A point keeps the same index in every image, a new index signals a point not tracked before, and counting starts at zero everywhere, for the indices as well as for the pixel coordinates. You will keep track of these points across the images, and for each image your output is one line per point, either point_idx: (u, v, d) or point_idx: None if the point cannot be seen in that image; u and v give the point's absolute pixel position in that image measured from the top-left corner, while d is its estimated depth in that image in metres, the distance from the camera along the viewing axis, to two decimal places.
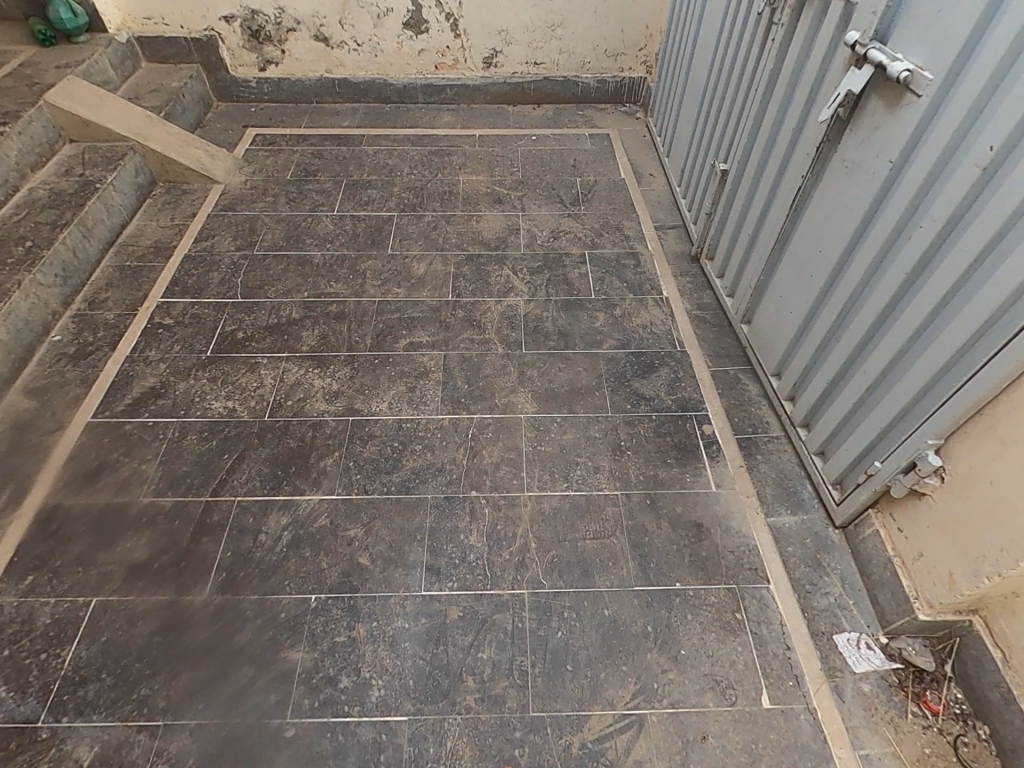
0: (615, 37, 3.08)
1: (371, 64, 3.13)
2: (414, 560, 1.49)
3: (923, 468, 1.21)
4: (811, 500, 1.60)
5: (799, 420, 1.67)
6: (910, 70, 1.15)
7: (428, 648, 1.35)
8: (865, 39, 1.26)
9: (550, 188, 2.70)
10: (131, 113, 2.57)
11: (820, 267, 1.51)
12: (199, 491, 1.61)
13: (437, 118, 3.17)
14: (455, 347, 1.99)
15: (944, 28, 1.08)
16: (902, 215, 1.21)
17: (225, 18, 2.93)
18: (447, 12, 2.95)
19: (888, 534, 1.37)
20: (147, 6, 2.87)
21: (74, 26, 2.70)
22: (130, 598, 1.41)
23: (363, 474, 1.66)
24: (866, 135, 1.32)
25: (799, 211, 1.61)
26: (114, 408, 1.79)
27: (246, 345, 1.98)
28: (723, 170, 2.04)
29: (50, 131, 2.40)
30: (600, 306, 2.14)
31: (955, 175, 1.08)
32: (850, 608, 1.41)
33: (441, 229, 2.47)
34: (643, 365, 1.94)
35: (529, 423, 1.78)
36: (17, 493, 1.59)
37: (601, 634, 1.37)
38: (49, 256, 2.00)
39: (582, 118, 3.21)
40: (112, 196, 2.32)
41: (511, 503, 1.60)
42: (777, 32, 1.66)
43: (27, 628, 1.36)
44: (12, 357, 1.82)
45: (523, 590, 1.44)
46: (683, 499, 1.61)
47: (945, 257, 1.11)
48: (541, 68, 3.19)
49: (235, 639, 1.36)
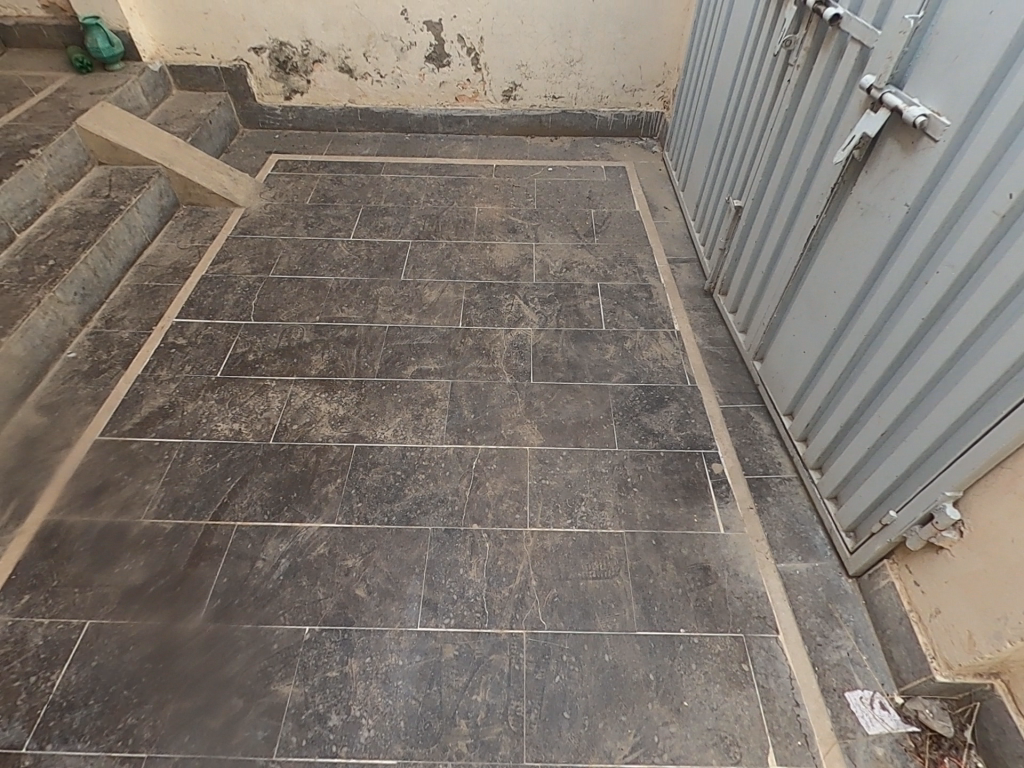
0: (633, 73, 3.13)
1: (393, 95, 3.20)
2: (411, 593, 1.46)
3: (941, 521, 1.16)
4: (823, 546, 1.55)
5: (811, 463, 1.63)
6: (927, 115, 1.14)
7: (422, 687, 1.31)
8: (880, 84, 1.26)
9: (565, 219, 2.72)
10: (158, 138, 2.65)
11: (834, 308, 1.48)
12: (200, 514, 1.60)
13: (455, 148, 3.23)
14: (463, 375, 1.99)
15: (961, 74, 1.07)
16: (919, 259, 1.19)
17: (254, 50, 3.03)
18: (469, 47, 3.02)
19: (904, 587, 1.32)
20: (180, 36, 2.98)
21: (111, 54, 2.82)
22: (123, 622, 1.40)
23: (364, 502, 1.64)
24: (882, 177, 1.30)
25: (813, 250, 1.59)
26: (122, 426, 1.80)
27: (256, 367, 1.99)
28: (737, 207, 2.04)
29: (80, 154, 2.48)
30: (610, 338, 2.13)
31: (973, 222, 1.06)
32: (864, 664, 1.34)
33: (454, 257, 2.49)
34: (652, 399, 1.92)
35: (534, 455, 1.76)
36: (20, 509, 1.59)
37: (600, 680, 1.32)
38: (70, 274, 2.04)
39: (598, 151, 3.24)
40: (135, 218, 2.38)
41: (512, 538, 1.56)
42: (792, 73, 1.66)
43: (19, 649, 1.34)
44: (27, 373, 1.85)
45: (522, 630, 1.40)
46: (689, 541, 1.56)
47: (962, 304, 1.09)
48: (560, 101, 3.24)
49: (225, 670, 1.33)
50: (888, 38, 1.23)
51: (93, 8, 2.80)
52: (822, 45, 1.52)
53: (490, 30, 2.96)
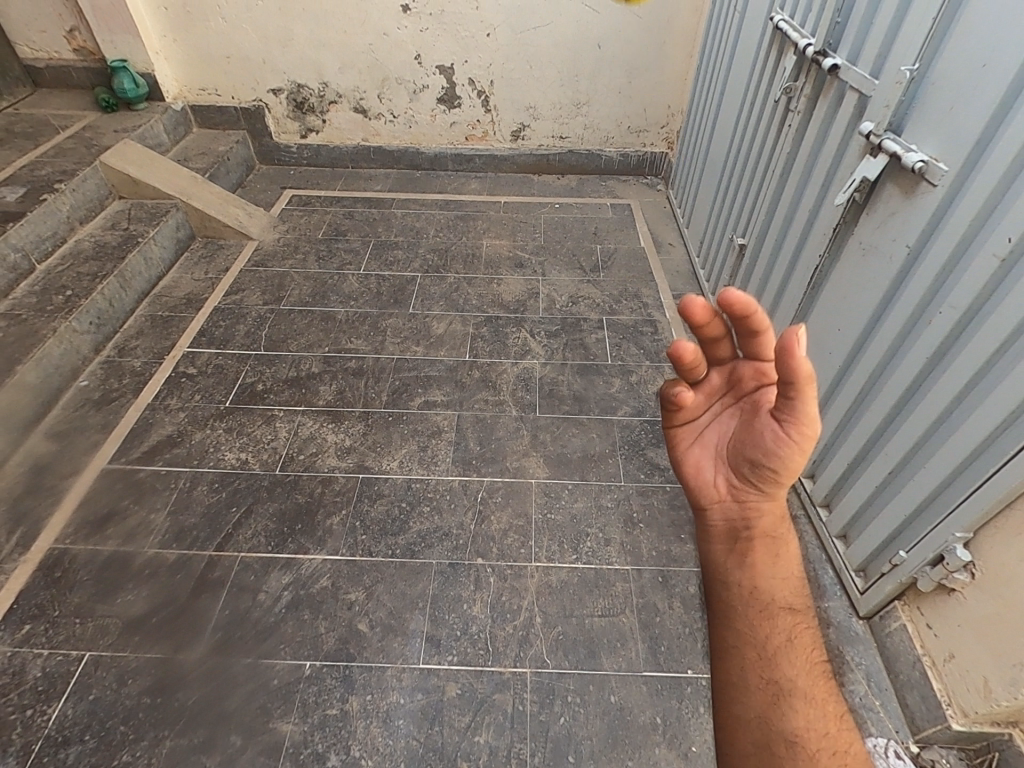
0: (638, 115, 3.22)
1: (405, 134, 3.31)
2: (414, 629, 1.44)
3: (952, 562, 1.15)
4: (833, 586, 1.52)
5: (819, 500, 1.61)
6: (925, 161, 1.17)
7: (423, 728, 1.28)
8: (879, 130, 1.30)
9: (571, 255, 2.77)
10: (178, 173, 2.73)
11: (838, 346, 1.49)
12: (204, 545, 1.59)
13: (465, 185, 3.31)
14: (469, 407, 2.00)
15: (956, 123, 1.11)
16: (922, 299, 1.21)
17: (273, 91, 3.14)
18: (479, 90, 3.13)
19: (917, 630, 1.29)
20: (202, 78, 3.11)
21: (136, 95, 2.95)
22: (123, 654, 1.38)
23: (368, 535, 1.63)
24: (883, 219, 1.33)
25: (817, 289, 1.61)
26: (130, 454, 1.81)
27: (265, 397, 2.01)
28: (741, 245, 2.07)
29: (102, 188, 2.57)
30: (616, 372, 2.14)
31: (974, 263, 1.08)
32: (877, 711, 1.31)
33: (462, 291, 2.53)
34: (658, 434, 1.92)
35: (540, 489, 1.75)
36: (26, 537, 1.59)
37: (606, 723, 1.29)
38: (87, 304, 2.08)
39: (604, 188, 3.32)
40: (151, 250, 2.44)
41: (517, 573, 1.55)
42: (793, 119, 1.72)
43: (17, 681, 1.33)
44: (39, 400, 1.88)
45: (526, 668, 1.37)
46: (697, 578, 1.54)
47: (966, 344, 1.10)
48: (566, 141, 3.33)
49: (225, 706, 1.31)
50: (885, 88, 1.28)
51: (121, 52, 2.93)
52: (822, 92, 1.58)
53: (500, 74, 3.07)
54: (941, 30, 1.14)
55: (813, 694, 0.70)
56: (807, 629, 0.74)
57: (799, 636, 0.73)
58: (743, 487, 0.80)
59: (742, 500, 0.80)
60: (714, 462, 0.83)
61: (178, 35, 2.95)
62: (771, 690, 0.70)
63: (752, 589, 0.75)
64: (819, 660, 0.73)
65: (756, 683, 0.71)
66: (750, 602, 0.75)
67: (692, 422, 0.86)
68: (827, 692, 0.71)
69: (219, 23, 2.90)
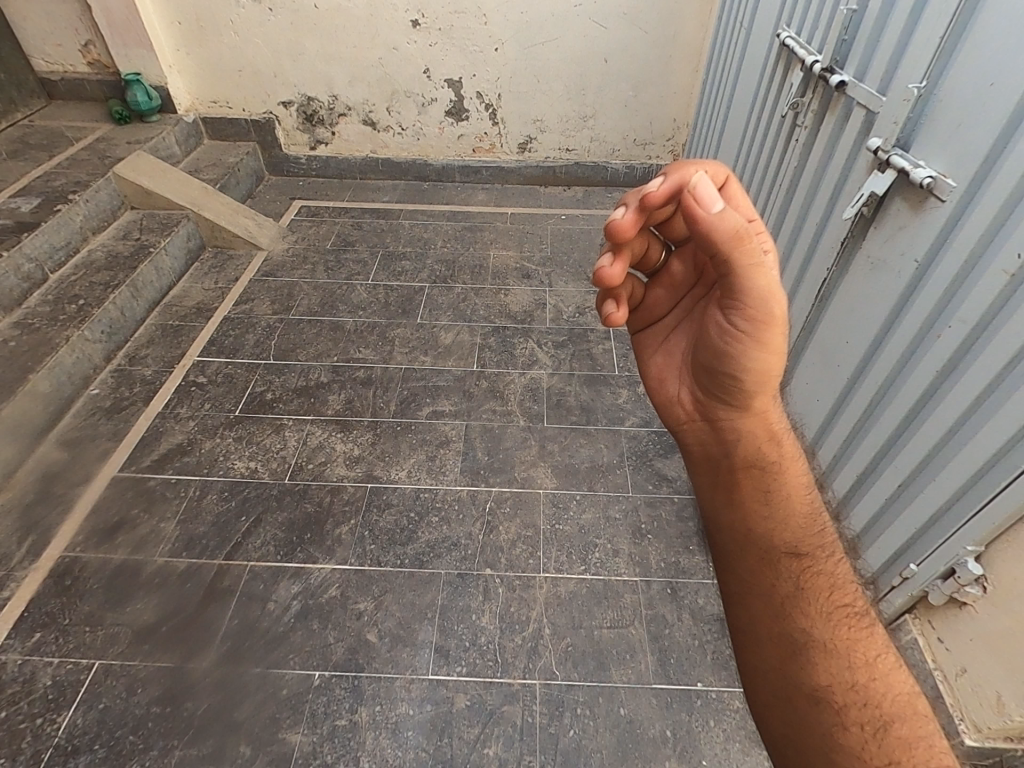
0: (644, 128, 3.26)
1: (413, 147, 3.34)
2: (423, 640, 1.44)
3: (963, 576, 1.15)
4: None
5: None
6: (933, 177, 1.18)
7: (432, 739, 1.28)
8: (886, 146, 1.31)
9: (578, 266, 2.79)
10: (189, 184, 2.77)
11: (847, 358, 1.50)
12: (214, 554, 1.60)
13: (472, 196, 3.35)
14: (477, 417, 2.01)
15: (964, 140, 1.12)
16: (931, 313, 1.21)
17: (283, 103, 3.18)
18: (487, 103, 3.17)
19: (928, 644, 1.29)
20: (214, 91, 3.15)
21: (149, 107, 2.99)
22: (133, 663, 1.38)
23: (377, 545, 1.63)
24: (891, 234, 1.34)
25: (825, 301, 1.62)
26: (141, 463, 1.82)
27: (274, 406, 2.03)
28: None
29: (115, 199, 2.60)
30: (623, 382, 2.15)
31: (983, 279, 1.08)
32: None
33: (470, 302, 2.54)
34: (666, 444, 1.92)
35: (548, 499, 1.76)
36: (37, 545, 1.60)
37: (616, 736, 1.28)
38: (99, 313, 2.11)
39: (610, 200, 3.35)
40: (163, 260, 2.47)
41: (526, 583, 1.55)
42: (800, 134, 1.73)
43: (27, 689, 1.33)
44: (51, 409, 1.89)
45: (535, 680, 1.37)
46: (705, 590, 1.54)
47: (976, 358, 1.10)
48: (573, 153, 3.36)
49: (234, 715, 1.31)
50: (893, 105, 1.29)
51: (135, 65, 2.97)
52: (829, 108, 1.60)
53: (508, 87, 3.11)
54: (949, 49, 1.16)
55: (832, 643, 0.70)
56: (816, 570, 0.75)
57: (807, 583, 0.74)
58: (710, 404, 0.82)
59: (713, 422, 0.82)
60: (679, 375, 0.86)
61: (191, 49, 3.00)
62: (784, 644, 0.72)
63: (749, 533, 0.78)
64: (835, 605, 0.73)
65: (769, 636, 0.73)
66: (748, 545, 0.77)
67: (656, 329, 0.89)
68: (848, 642, 0.70)
69: (231, 36, 2.95)
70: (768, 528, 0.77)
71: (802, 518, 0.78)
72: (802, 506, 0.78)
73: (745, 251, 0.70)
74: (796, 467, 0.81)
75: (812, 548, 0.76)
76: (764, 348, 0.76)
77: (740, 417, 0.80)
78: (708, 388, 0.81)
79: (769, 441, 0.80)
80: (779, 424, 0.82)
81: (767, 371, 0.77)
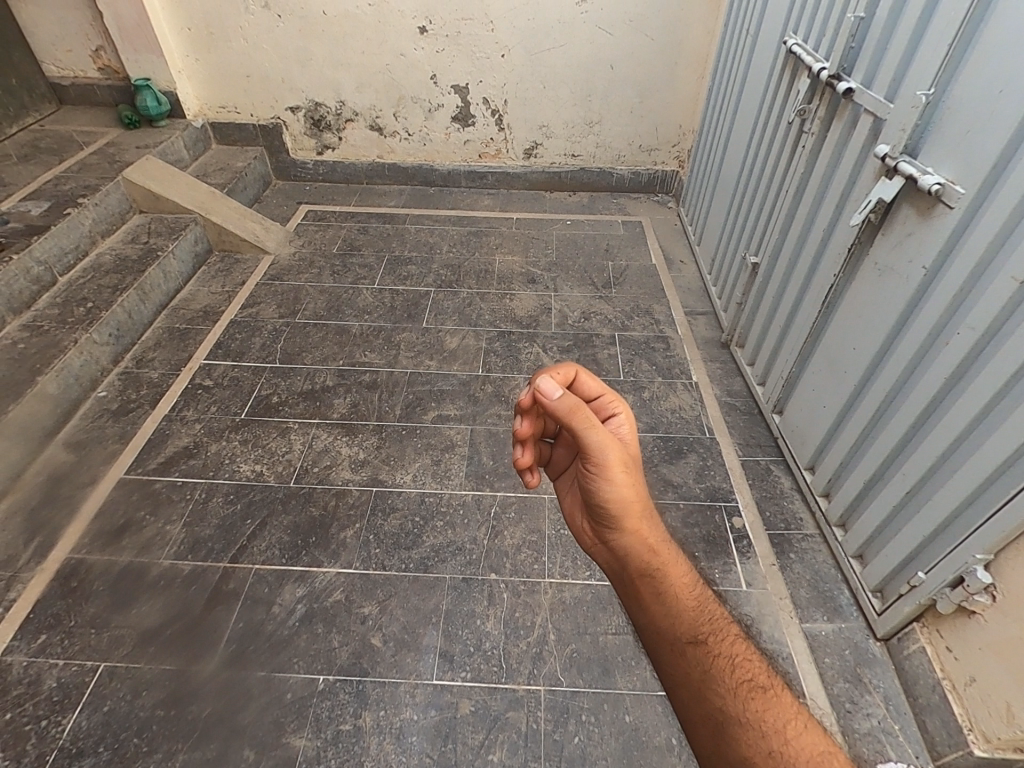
0: (649, 134, 3.26)
1: (420, 152, 3.36)
2: (427, 644, 1.44)
3: (972, 584, 1.14)
4: (849, 607, 1.51)
5: (834, 519, 1.61)
6: (941, 183, 1.18)
7: (436, 745, 1.27)
8: (894, 153, 1.31)
9: (583, 271, 2.79)
10: (197, 189, 2.78)
11: (854, 364, 1.49)
12: (219, 557, 1.60)
13: (478, 201, 3.36)
14: (483, 422, 2.01)
15: (974, 146, 1.12)
16: (939, 320, 1.21)
17: (291, 109, 3.21)
18: (493, 109, 3.18)
19: (936, 652, 1.28)
20: (223, 96, 3.18)
21: (158, 112, 3.01)
22: (138, 666, 1.39)
23: (382, 548, 1.63)
24: (898, 240, 1.34)
25: (832, 308, 1.62)
26: (147, 465, 1.83)
27: (280, 409, 2.03)
28: (754, 264, 2.09)
29: (124, 203, 2.62)
30: (628, 388, 2.15)
31: (992, 285, 1.08)
32: (897, 735, 1.29)
33: (475, 306, 2.55)
34: (671, 450, 1.92)
35: (553, 504, 1.75)
36: (43, 546, 1.61)
37: (621, 743, 1.28)
38: (107, 316, 2.12)
39: (615, 206, 3.35)
40: (170, 263, 2.48)
41: (531, 589, 1.55)
42: (807, 140, 1.74)
43: (32, 691, 1.33)
44: (58, 411, 1.90)
45: (540, 685, 1.37)
46: None
47: (985, 364, 1.10)
48: (578, 159, 3.37)
49: (239, 718, 1.31)
50: (901, 112, 1.29)
51: (145, 71, 3.00)
52: (836, 115, 1.60)
53: (514, 93, 3.12)
54: (957, 55, 1.16)
55: (748, 718, 0.68)
56: (715, 654, 0.74)
57: (711, 666, 0.73)
58: (602, 534, 0.88)
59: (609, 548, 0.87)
60: (579, 514, 0.93)
61: (201, 54, 3.02)
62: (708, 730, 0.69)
63: (651, 638, 0.78)
64: (739, 680, 0.71)
65: (697, 728, 0.70)
66: (652, 648, 0.78)
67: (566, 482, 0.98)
68: (759, 713, 0.68)
69: (240, 43, 2.97)
70: (663, 625, 0.77)
71: (693, 609, 0.79)
72: (693, 604, 0.79)
73: (583, 419, 0.82)
74: (683, 571, 0.83)
75: (707, 635, 0.76)
76: (619, 479, 0.84)
77: (620, 538, 0.85)
78: (592, 523, 0.89)
79: (650, 547, 0.84)
80: (660, 539, 0.86)
81: (627, 497, 0.85)
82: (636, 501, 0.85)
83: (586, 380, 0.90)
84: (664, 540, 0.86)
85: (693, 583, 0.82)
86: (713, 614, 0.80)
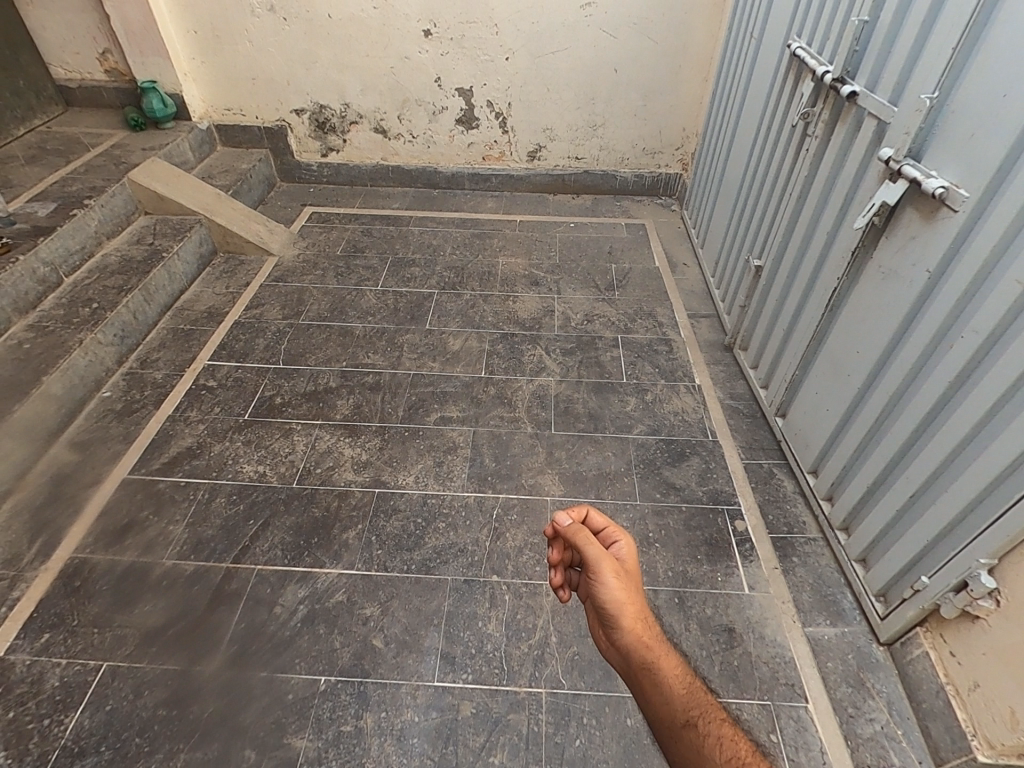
0: (653, 137, 3.27)
1: (423, 154, 3.37)
2: (429, 646, 1.43)
3: (976, 589, 1.13)
4: (852, 611, 1.50)
5: (837, 523, 1.60)
6: (945, 187, 1.18)
7: (437, 747, 1.27)
8: (898, 156, 1.31)
9: (586, 274, 2.80)
10: (202, 190, 2.80)
11: (857, 368, 1.49)
12: (221, 557, 1.60)
13: (481, 204, 3.37)
14: (485, 424, 2.01)
15: (978, 150, 1.12)
16: (943, 324, 1.21)
17: (295, 111, 3.22)
18: (497, 112, 3.19)
19: (940, 657, 1.27)
20: (228, 98, 3.19)
21: (164, 115, 3.03)
22: (140, 665, 1.39)
23: (384, 550, 1.63)
24: (902, 243, 1.34)
25: (835, 311, 1.62)
26: (150, 465, 1.83)
27: (283, 410, 2.04)
28: (757, 266, 2.08)
29: (129, 204, 2.63)
30: (631, 390, 2.15)
31: (996, 289, 1.08)
32: (899, 740, 1.28)
33: (478, 308, 2.55)
34: (673, 453, 1.92)
35: (555, 506, 1.75)
36: (47, 545, 1.61)
37: (622, 746, 1.27)
38: (112, 317, 2.13)
39: (619, 208, 3.36)
40: (175, 265, 2.49)
41: (533, 591, 1.55)
42: (810, 144, 1.74)
43: (35, 690, 1.34)
44: (63, 411, 1.91)
45: (541, 688, 1.36)
46: (713, 600, 1.53)
47: (989, 369, 1.10)
48: (582, 162, 3.38)
49: (240, 718, 1.31)
50: (905, 115, 1.29)
51: (151, 73, 3.02)
52: (839, 118, 1.60)
53: (518, 96, 3.13)
54: (961, 59, 1.16)
55: None
56: (704, 732, 0.76)
57: (703, 745, 0.74)
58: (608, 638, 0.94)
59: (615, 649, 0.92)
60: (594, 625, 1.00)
61: (207, 57, 3.04)
62: None
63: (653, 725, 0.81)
64: (728, 758, 0.72)
65: None
66: (660, 736, 0.81)
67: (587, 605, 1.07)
68: None
69: (246, 46, 2.99)
70: (659, 713, 0.81)
71: (684, 695, 0.82)
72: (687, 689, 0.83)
73: (584, 536, 1.00)
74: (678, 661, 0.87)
75: (696, 714, 0.79)
76: (611, 581, 0.96)
77: (619, 637, 0.92)
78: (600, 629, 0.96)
79: (645, 642, 0.90)
80: (658, 638, 0.91)
81: (623, 601, 0.94)
82: (630, 604, 0.94)
83: (594, 514, 1.07)
84: (660, 638, 0.91)
85: (687, 675, 0.86)
86: (708, 703, 0.81)
